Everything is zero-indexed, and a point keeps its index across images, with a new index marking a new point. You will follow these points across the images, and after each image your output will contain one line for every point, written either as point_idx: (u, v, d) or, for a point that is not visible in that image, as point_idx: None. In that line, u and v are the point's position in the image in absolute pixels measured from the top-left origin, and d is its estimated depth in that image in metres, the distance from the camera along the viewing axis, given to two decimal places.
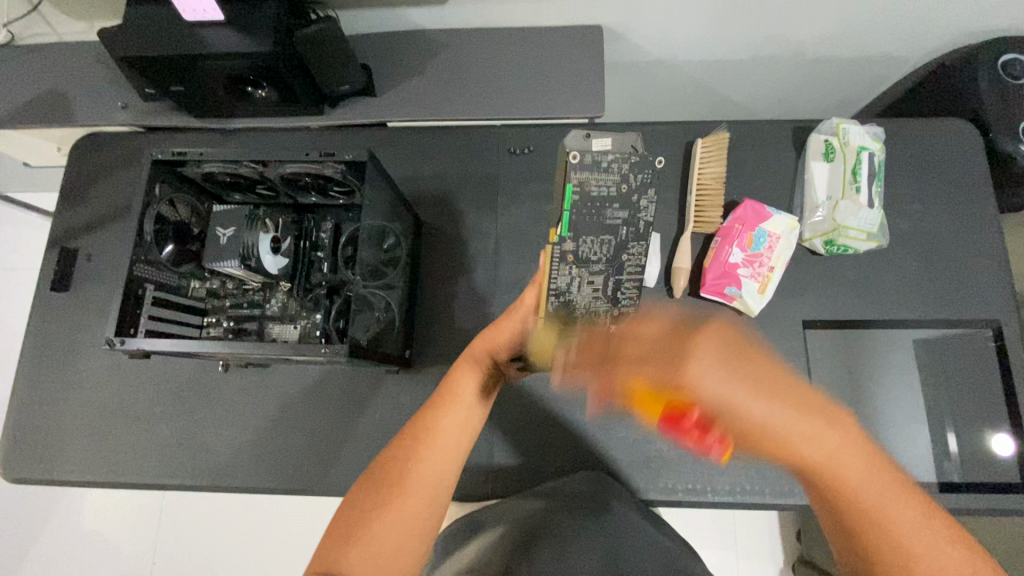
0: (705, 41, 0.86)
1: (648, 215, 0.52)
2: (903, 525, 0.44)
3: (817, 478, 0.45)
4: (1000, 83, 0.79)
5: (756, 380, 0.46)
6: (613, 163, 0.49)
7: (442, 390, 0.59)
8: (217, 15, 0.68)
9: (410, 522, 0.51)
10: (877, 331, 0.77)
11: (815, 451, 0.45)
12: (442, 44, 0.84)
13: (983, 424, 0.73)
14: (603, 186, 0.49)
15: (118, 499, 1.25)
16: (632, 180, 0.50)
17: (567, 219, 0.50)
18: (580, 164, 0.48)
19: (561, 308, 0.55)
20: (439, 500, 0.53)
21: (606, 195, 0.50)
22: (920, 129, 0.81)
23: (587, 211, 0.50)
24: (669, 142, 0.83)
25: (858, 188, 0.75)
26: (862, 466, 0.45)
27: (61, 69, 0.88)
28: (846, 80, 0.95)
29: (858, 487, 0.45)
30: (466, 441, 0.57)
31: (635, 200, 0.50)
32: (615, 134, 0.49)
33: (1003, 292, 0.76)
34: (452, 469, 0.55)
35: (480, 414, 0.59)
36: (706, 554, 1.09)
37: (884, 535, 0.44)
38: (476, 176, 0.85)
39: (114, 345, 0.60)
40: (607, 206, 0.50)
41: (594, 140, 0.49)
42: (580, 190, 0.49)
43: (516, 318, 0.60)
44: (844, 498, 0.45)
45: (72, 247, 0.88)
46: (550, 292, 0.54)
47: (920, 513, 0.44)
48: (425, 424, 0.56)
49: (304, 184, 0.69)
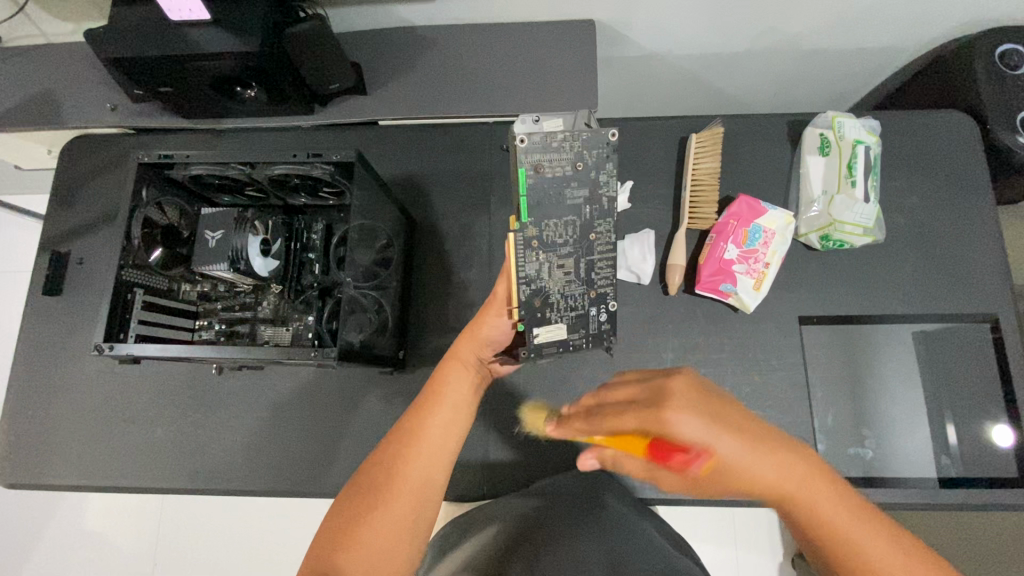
0: (699, 34, 0.85)
1: (607, 188, 0.57)
2: (863, 543, 0.44)
3: (801, 517, 0.45)
4: (996, 74, 0.78)
5: (736, 424, 0.43)
6: (564, 143, 0.54)
7: (427, 393, 0.59)
8: (203, 14, 0.67)
9: (397, 527, 0.50)
10: (873, 325, 0.76)
11: (783, 485, 0.44)
12: (433, 41, 0.83)
13: (981, 419, 0.73)
14: (556, 166, 0.55)
15: (118, 500, 1.25)
16: (589, 156, 0.55)
17: (526, 202, 0.55)
18: (529, 147, 0.54)
19: (534, 295, 0.57)
20: (428, 503, 0.53)
21: (562, 173, 0.55)
22: (916, 121, 0.81)
23: (543, 190, 0.55)
24: (663, 138, 0.82)
25: (853, 182, 0.75)
26: (827, 499, 0.45)
27: (48, 71, 0.87)
28: (842, 73, 0.94)
29: (812, 498, 0.44)
30: (455, 442, 0.57)
31: (592, 175, 0.56)
32: (565, 116, 0.54)
33: (1001, 285, 0.76)
34: (440, 473, 0.54)
35: (469, 416, 0.59)
36: (704, 548, 1.09)
37: (846, 555, 0.44)
38: (469, 174, 0.85)
39: (103, 351, 0.60)
40: (566, 184, 0.56)
41: (543, 122, 0.53)
42: (534, 172, 0.55)
43: (495, 311, 0.59)
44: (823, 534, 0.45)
45: (63, 251, 0.87)
46: (521, 278, 0.57)
47: (887, 534, 0.45)
48: (411, 426, 0.56)
49: (294, 186, 0.69)
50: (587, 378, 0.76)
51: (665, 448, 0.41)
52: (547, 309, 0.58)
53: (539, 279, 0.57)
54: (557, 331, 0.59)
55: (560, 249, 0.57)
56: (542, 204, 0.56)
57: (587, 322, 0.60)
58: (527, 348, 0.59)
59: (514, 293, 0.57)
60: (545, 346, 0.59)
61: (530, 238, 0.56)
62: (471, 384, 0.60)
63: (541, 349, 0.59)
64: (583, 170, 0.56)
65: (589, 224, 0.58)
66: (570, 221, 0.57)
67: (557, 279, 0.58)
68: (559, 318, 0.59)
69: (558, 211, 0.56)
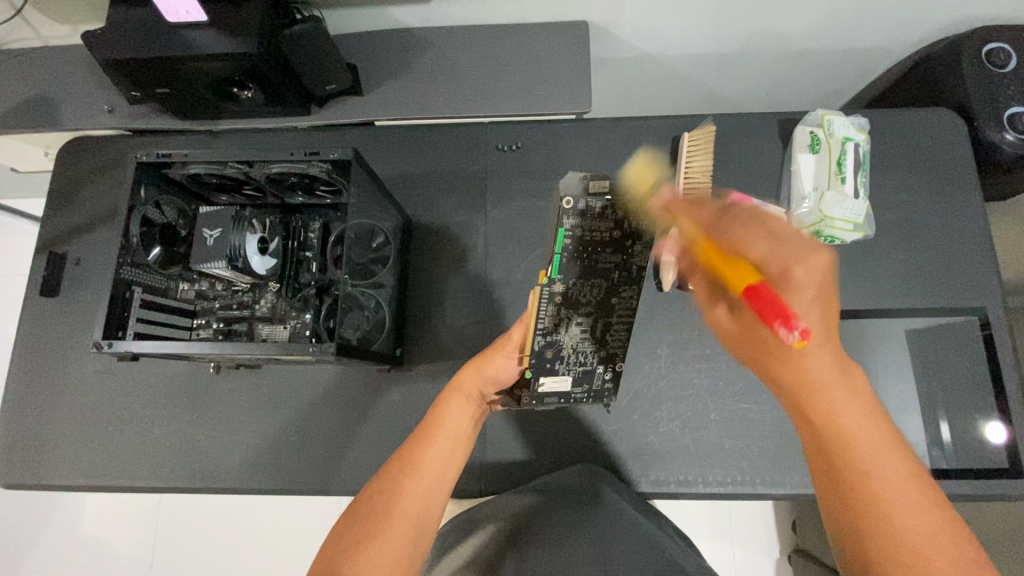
0: (691, 35, 0.86)
1: (639, 259, 0.55)
2: (875, 459, 0.40)
3: (826, 428, 0.41)
4: (983, 72, 0.79)
5: (828, 320, 0.41)
6: (608, 209, 0.52)
7: (427, 423, 0.60)
8: (200, 17, 0.68)
9: (393, 555, 0.48)
10: (865, 320, 0.77)
11: (831, 388, 0.41)
12: (428, 43, 0.84)
13: (973, 413, 0.74)
14: (594, 232, 0.52)
15: (115, 503, 1.25)
16: (630, 223, 0.53)
17: (559, 260, 0.53)
18: (573, 209, 0.51)
19: (547, 348, 0.59)
20: (423, 531, 0.51)
21: (599, 237, 0.53)
22: (905, 119, 0.82)
23: (578, 254, 0.53)
24: (656, 137, 0.83)
25: (843, 179, 0.76)
26: (858, 407, 0.41)
27: (46, 74, 0.88)
28: (832, 73, 0.95)
29: (868, 448, 0.40)
30: (454, 471, 0.57)
31: (628, 245, 0.54)
32: (614, 180, 0.52)
33: (991, 280, 0.77)
34: (440, 500, 0.54)
35: (466, 449, 0.59)
36: (703, 545, 1.09)
37: (858, 472, 0.40)
38: (465, 174, 0.85)
39: (102, 348, 0.60)
40: (600, 249, 0.54)
41: (591, 185, 0.50)
42: (572, 233, 0.52)
43: (506, 352, 0.61)
44: (840, 441, 0.41)
45: (60, 252, 0.88)
46: (539, 330, 0.58)
47: (901, 455, 0.41)
48: (409, 455, 0.56)
49: (292, 184, 0.69)
50: None
51: (765, 297, 0.36)
52: (558, 363, 0.61)
53: (556, 334, 0.58)
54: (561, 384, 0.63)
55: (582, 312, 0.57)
56: (573, 267, 0.54)
57: (591, 379, 0.64)
58: (531, 396, 0.64)
59: (527, 342, 0.59)
60: (546, 394, 0.64)
61: (554, 295, 0.55)
62: (469, 416, 0.61)
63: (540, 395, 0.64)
64: (620, 237, 0.53)
65: (614, 289, 0.57)
66: (596, 284, 0.56)
67: (573, 336, 0.59)
68: (565, 371, 0.62)
69: (584, 275, 0.55)
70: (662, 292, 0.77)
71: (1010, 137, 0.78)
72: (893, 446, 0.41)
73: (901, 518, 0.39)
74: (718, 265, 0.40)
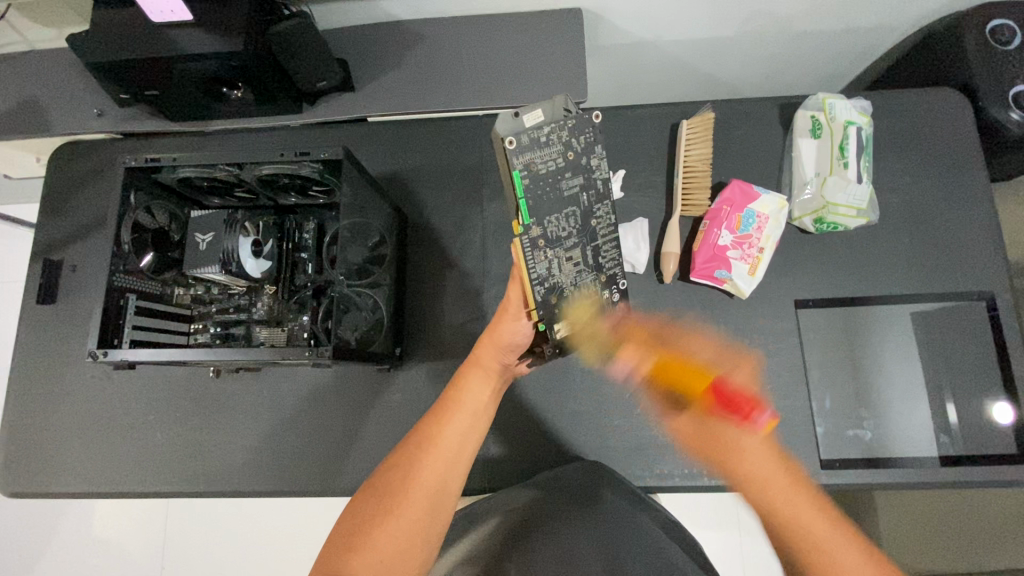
0: (688, 20, 0.84)
1: (599, 171, 0.60)
2: (803, 519, 0.51)
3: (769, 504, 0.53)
4: (987, 50, 0.77)
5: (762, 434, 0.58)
6: (551, 135, 0.56)
7: (447, 400, 0.60)
8: (185, 16, 0.67)
9: (408, 530, 0.52)
10: (869, 307, 0.76)
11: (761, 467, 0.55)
12: (419, 35, 0.82)
13: (981, 399, 0.72)
14: (549, 165, 0.57)
15: (125, 506, 1.26)
16: (577, 144, 0.58)
17: (526, 204, 0.57)
18: (518, 146, 0.55)
19: (550, 294, 0.59)
20: (440, 504, 0.55)
21: (554, 169, 0.57)
22: (908, 100, 0.80)
23: (541, 188, 0.57)
24: (654, 125, 0.82)
25: (845, 164, 0.74)
26: (786, 484, 0.54)
27: (33, 78, 0.86)
28: (833, 54, 0.93)
29: (793, 514, 0.52)
30: (471, 447, 0.59)
31: (583, 163, 0.59)
32: (544, 106, 0.56)
33: (998, 262, 0.75)
34: (457, 476, 0.56)
35: (484, 424, 0.61)
36: (710, 534, 1.09)
37: (794, 530, 0.51)
38: (460, 168, 0.84)
39: (97, 358, 0.59)
40: (561, 175, 0.58)
41: (525, 118, 0.55)
42: (528, 169, 0.56)
43: (512, 316, 0.61)
44: (772, 512, 0.52)
45: (56, 259, 0.87)
46: (535, 279, 0.58)
47: (827, 520, 0.51)
48: (428, 430, 0.58)
49: (283, 185, 0.69)
50: (583, 369, 0.76)
51: (724, 402, 0.60)
52: (566, 304, 0.61)
53: (551, 276, 0.60)
54: (579, 325, 0.62)
55: (566, 244, 0.60)
56: (542, 203, 0.58)
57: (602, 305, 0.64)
58: (549, 346, 0.62)
59: (529, 296, 0.59)
60: (568, 339, 0.63)
61: (536, 238, 0.58)
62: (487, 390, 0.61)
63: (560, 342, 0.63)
64: (574, 158, 0.58)
65: (589, 210, 0.60)
66: (571, 211, 0.59)
67: (568, 273, 0.60)
68: (576, 309, 0.62)
69: (555, 205, 0.58)
70: (664, 283, 0.76)
71: (1015, 116, 0.76)
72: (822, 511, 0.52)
73: (828, 557, 0.49)
74: (670, 376, 0.65)
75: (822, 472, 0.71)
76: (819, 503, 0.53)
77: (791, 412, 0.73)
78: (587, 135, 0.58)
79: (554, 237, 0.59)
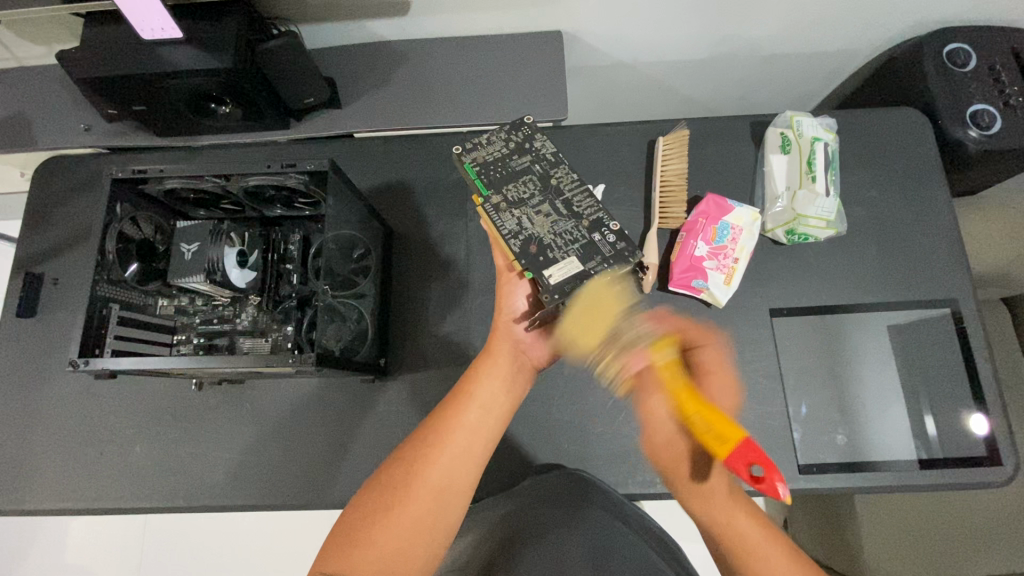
0: (664, 42, 0.88)
1: (546, 148, 0.67)
2: (754, 540, 0.59)
3: (719, 520, 0.61)
4: (946, 73, 0.82)
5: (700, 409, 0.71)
6: (492, 137, 0.68)
7: (459, 390, 0.60)
8: (175, 33, 0.68)
9: (410, 530, 0.52)
10: (841, 316, 0.79)
11: (727, 504, 0.62)
12: (406, 56, 0.85)
13: (952, 405, 0.74)
14: (493, 153, 0.67)
15: (101, 527, 1.23)
16: (517, 137, 0.68)
17: (481, 180, 0.66)
18: (465, 151, 0.68)
19: (526, 243, 0.62)
20: (445, 504, 0.54)
21: (500, 155, 0.67)
22: (873, 119, 0.84)
23: (491, 169, 0.66)
24: (633, 141, 0.85)
25: (813, 177, 0.77)
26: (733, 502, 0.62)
27: (20, 94, 0.87)
28: (803, 75, 0.98)
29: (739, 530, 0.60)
30: (484, 446, 0.58)
31: (527, 146, 0.68)
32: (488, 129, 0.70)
33: (960, 273, 0.78)
34: (466, 474, 0.56)
35: (501, 418, 0.60)
36: (694, 548, 1.10)
37: (732, 535, 0.60)
38: (445, 182, 0.86)
39: (78, 366, 0.60)
40: (508, 158, 0.67)
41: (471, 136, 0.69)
42: (476, 163, 0.67)
43: (506, 280, 0.66)
44: (723, 525, 0.61)
45: (37, 273, 0.87)
46: (506, 234, 0.63)
47: (761, 529, 0.60)
48: (437, 426, 0.58)
49: (269, 197, 0.70)
50: (567, 377, 0.76)
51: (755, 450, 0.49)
52: (546, 250, 0.62)
53: (524, 229, 0.63)
54: (568, 266, 0.60)
55: (531, 203, 0.64)
56: (495, 178, 0.66)
57: (596, 248, 0.62)
58: (548, 293, 0.59)
59: (507, 250, 0.62)
60: (566, 281, 0.60)
61: (497, 202, 0.64)
62: (499, 379, 0.61)
63: (559, 287, 0.60)
64: (517, 147, 0.68)
65: (547, 175, 0.66)
66: (528, 179, 0.66)
67: (541, 224, 0.63)
68: (565, 254, 0.61)
69: (509, 178, 0.66)
70: (645, 293, 0.78)
71: (972, 134, 0.80)
72: (763, 528, 0.60)
73: (757, 560, 0.57)
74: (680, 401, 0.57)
75: (799, 477, 0.73)
76: (752, 514, 0.62)
77: (769, 418, 0.75)
78: (523, 130, 0.69)
79: (516, 202, 0.65)
